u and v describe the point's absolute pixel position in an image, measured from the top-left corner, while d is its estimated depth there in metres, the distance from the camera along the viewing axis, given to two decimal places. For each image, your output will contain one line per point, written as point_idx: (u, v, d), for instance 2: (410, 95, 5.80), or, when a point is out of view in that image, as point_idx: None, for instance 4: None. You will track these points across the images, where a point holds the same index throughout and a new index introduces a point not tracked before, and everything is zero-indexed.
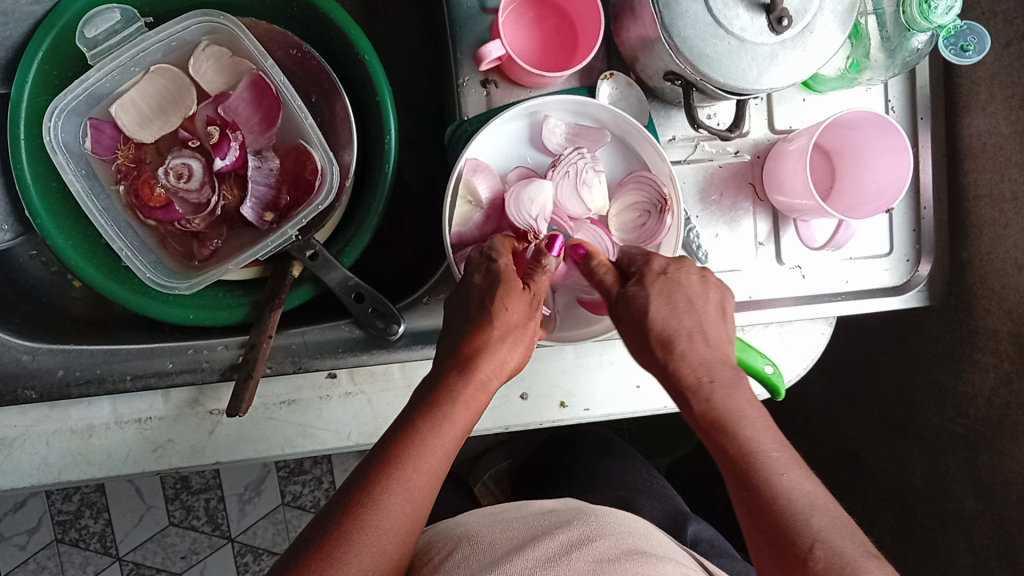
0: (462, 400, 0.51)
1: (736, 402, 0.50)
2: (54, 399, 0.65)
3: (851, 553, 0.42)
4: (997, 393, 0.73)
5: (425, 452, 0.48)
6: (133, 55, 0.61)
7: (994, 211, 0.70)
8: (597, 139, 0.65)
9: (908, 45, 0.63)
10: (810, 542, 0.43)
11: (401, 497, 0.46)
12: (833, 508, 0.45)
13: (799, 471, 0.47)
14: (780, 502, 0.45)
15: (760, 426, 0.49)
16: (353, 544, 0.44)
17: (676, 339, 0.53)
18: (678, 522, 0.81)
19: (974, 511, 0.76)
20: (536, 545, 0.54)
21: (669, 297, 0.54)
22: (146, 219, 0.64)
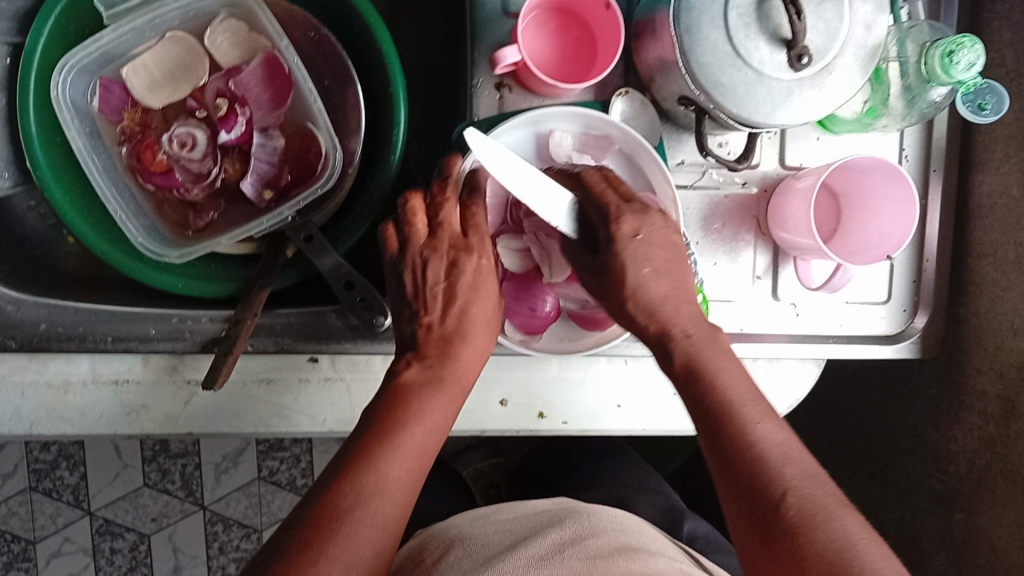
0: (445, 387, 0.53)
1: (712, 354, 0.52)
2: (34, 350, 0.65)
3: (823, 502, 0.44)
4: (978, 455, 0.72)
5: (412, 435, 0.49)
6: (149, 20, 0.61)
7: (996, 272, 0.69)
8: (604, 148, 0.65)
9: (928, 96, 0.62)
10: (782, 490, 0.45)
11: (390, 474, 0.47)
12: (806, 459, 0.47)
13: (773, 424, 0.49)
14: (756, 450, 0.47)
15: (737, 380, 0.51)
16: (356, 513, 0.45)
17: (668, 299, 0.54)
18: (673, 518, 0.82)
19: (943, 569, 0.76)
20: (528, 544, 0.55)
21: (642, 261, 0.54)
22: (144, 183, 0.64)
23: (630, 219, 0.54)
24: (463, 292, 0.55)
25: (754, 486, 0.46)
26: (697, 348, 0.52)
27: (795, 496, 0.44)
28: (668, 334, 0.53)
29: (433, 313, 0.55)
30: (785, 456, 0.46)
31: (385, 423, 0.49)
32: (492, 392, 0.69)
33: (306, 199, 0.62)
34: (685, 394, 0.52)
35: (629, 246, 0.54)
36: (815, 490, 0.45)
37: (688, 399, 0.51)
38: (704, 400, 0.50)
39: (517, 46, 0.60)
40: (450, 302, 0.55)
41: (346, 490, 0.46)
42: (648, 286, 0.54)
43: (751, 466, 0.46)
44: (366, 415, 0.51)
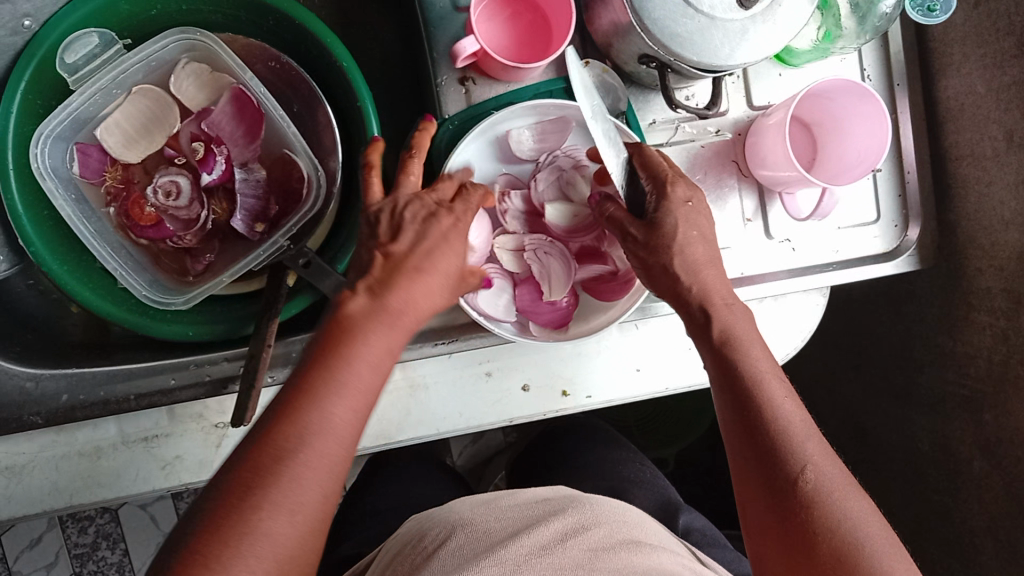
0: (390, 320, 0.50)
1: (738, 324, 0.55)
2: (60, 423, 0.66)
3: (835, 482, 0.47)
4: (995, 351, 0.73)
5: (353, 368, 0.47)
6: (115, 76, 0.62)
7: (977, 170, 0.71)
8: (563, 129, 0.66)
9: (877, 10, 0.64)
10: (801, 466, 0.48)
11: (327, 418, 0.45)
12: (820, 436, 0.50)
13: (792, 402, 0.51)
14: (779, 425, 0.49)
15: (762, 361, 0.53)
16: (296, 454, 0.44)
17: (702, 266, 0.56)
18: (669, 513, 0.82)
19: (981, 471, 0.76)
20: (529, 532, 0.55)
21: (692, 225, 0.57)
22: (137, 238, 0.65)
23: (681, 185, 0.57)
24: (434, 235, 0.53)
25: (771, 457, 0.49)
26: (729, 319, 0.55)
27: (812, 474, 0.47)
28: (704, 307, 0.55)
29: (398, 245, 0.52)
30: (805, 432, 0.49)
31: (326, 355, 0.47)
32: (513, 380, 0.70)
33: (297, 224, 0.64)
34: (711, 362, 0.55)
35: (682, 209, 0.56)
36: (829, 470, 0.48)
37: (713, 366, 0.54)
38: (730, 369, 0.52)
39: (474, 36, 0.61)
40: (418, 240, 0.52)
41: (287, 427, 0.44)
42: (694, 248, 0.56)
43: (772, 440, 0.49)
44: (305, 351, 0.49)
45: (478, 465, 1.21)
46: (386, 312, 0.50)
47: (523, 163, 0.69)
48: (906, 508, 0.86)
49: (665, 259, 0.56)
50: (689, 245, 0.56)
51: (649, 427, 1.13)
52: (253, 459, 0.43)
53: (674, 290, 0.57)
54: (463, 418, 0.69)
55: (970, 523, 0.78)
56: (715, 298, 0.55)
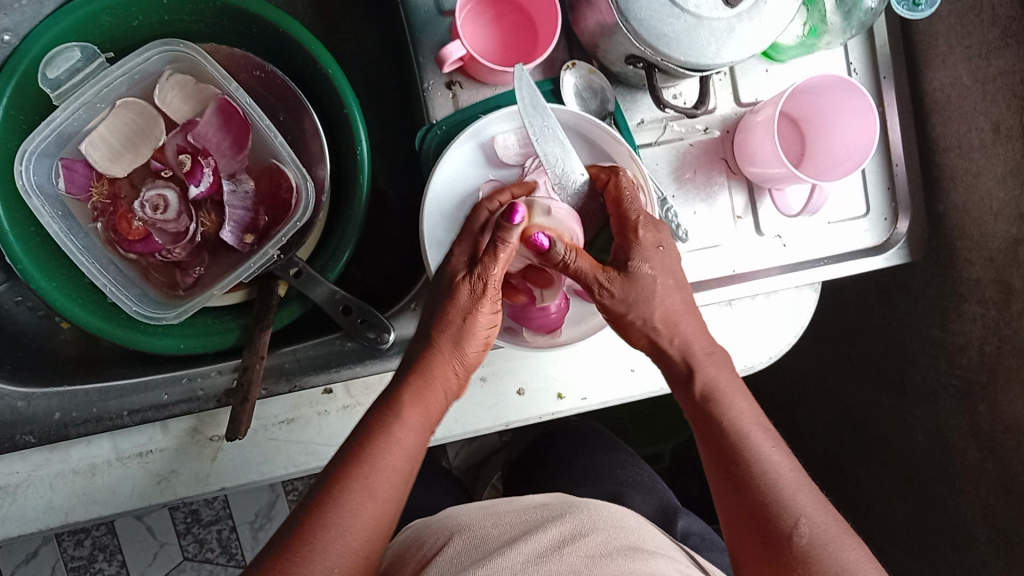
0: (416, 402, 0.56)
1: (718, 376, 0.58)
2: (53, 441, 0.65)
3: (828, 531, 0.49)
4: (986, 340, 0.73)
5: (401, 432, 0.55)
6: (98, 91, 0.62)
7: (965, 161, 0.71)
8: None
9: (862, 4, 0.65)
10: (795, 520, 0.50)
11: (349, 521, 0.49)
12: (805, 483, 0.53)
13: (778, 452, 0.54)
14: (767, 477, 0.52)
15: (744, 411, 0.56)
16: (319, 538, 0.48)
17: (681, 318, 0.59)
18: (667, 516, 0.83)
19: (976, 460, 0.77)
20: (526, 540, 0.55)
21: (668, 272, 0.59)
22: (126, 253, 0.65)
23: (650, 231, 0.59)
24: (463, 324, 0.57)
25: (760, 510, 0.51)
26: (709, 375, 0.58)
27: (805, 525, 0.50)
28: (686, 359, 0.59)
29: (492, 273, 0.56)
30: (793, 484, 0.52)
31: (382, 419, 0.55)
32: (508, 384, 0.70)
33: (287, 233, 0.63)
34: (693, 413, 0.58)
35: (654, 255, 0.58)
36: (824, 522, 0.50)
37: (694, 415, 0.58)
38: (715, 424, 0.56)
39: (461, 41, 0.61)
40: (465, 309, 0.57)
41: (311, 521, 0.49)
42: (671, 297, 0.59)
43: (761, 492, 0.51)
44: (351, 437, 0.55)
45: (474, 466, 1.21)
46: (429, 381, 0.57)
47: (509, 168, 0.67)
48: (902, 498, 0.87)
49: (639, 312, 0.58)
50: (663, 296, 0.58)
51: (643, 424, 1.13)
52: (284, 552, 0.48)
53: (652, 337, 0.59)
54: (458, 425, 0.69)
55: (966, 512, 0.79)
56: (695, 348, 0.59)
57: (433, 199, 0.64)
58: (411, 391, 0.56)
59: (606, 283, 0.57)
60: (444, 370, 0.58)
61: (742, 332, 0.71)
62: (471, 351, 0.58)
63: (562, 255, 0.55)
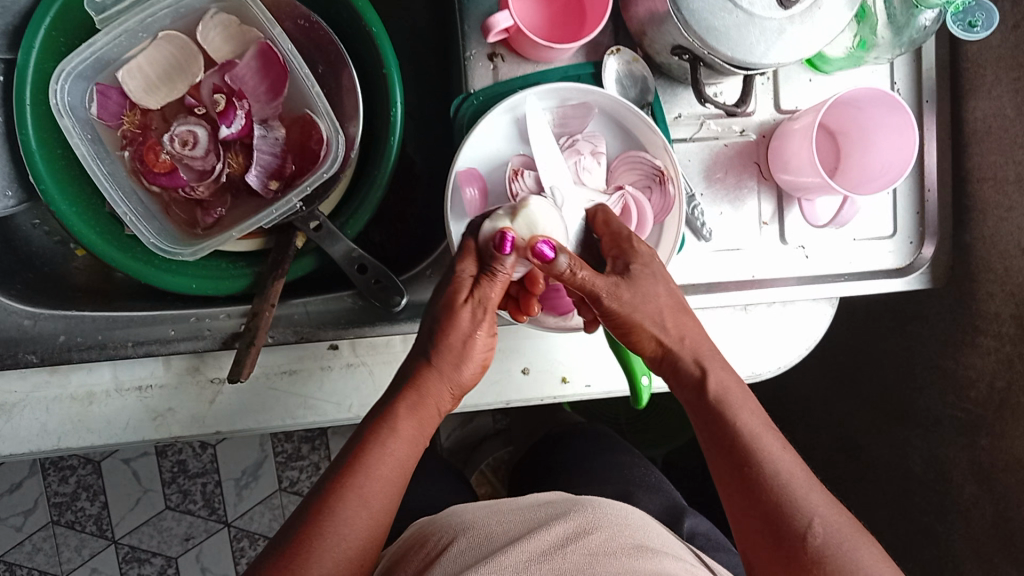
0: (412, 413, 0.55)
1: (727, 390, 0.56)
2: (55, 363, 0.65)
3: (840, 530, 0.50)
4: (997, 377, 0.72)
5: (393, 444, 0.54)
6: (140, 19, 0.61)
7: (998, 194, 0.70)
8: (584, 114, 0.65)
9: (916, 23, 0.64)
10: (808, 520, 0.50)
11: (344, 532, 0.50)
12: (810, 479, 0.52)
13: (787, 452, 0.54)
14: (779, 479, 0.51)
15: (747, 409, 0.55)
16: (315, 549, 0.49)
17: (686, 325, 0.58)
18: (675, 515, 0.84)
19: (973, 497, 0.76)
20: (530, 537, 0.55)
21: (660, 282, 0.57)
22: (149, 184, 0.65)
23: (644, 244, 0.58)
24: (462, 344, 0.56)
25: (774, 509, 0.51)
26: (722, 389, 0.56)
27: (820, 525, 0.50)
28: (698, 362, 0.57)
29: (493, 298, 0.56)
30: (806, 483, 0.52)
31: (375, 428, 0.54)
32: (514, 362, 0.70)
33: (311, 184, 0.63)
34: (699, 418, 0.56)
35: (650, 263, 0.57)
36: (836, 520, 0.50)
37: (704, 424, 0.56)
38: (721, 428, 0.54)
39: (508, 11, 0.60)
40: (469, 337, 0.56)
41: (308, 532, 0.49)
42: (665, 305, 0.57)
43: (774, 492, 0.51)
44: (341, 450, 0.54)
45: (466, 449, 1.20)
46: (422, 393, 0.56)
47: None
48: (893, 528, 0.86)
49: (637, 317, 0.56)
50: (655, 305, 0.57)
51: (639, 428, 1.15)
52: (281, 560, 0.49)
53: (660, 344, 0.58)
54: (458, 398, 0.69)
55: (957, 546, 0.78)
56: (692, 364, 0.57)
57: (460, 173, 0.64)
58: (408, 402, 0.55)
59: (612, 291, 0.55)
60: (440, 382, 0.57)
61: (753, 339, 0.70)
62: (468, 368, 0.58)
63: (566, 268, 0.53)
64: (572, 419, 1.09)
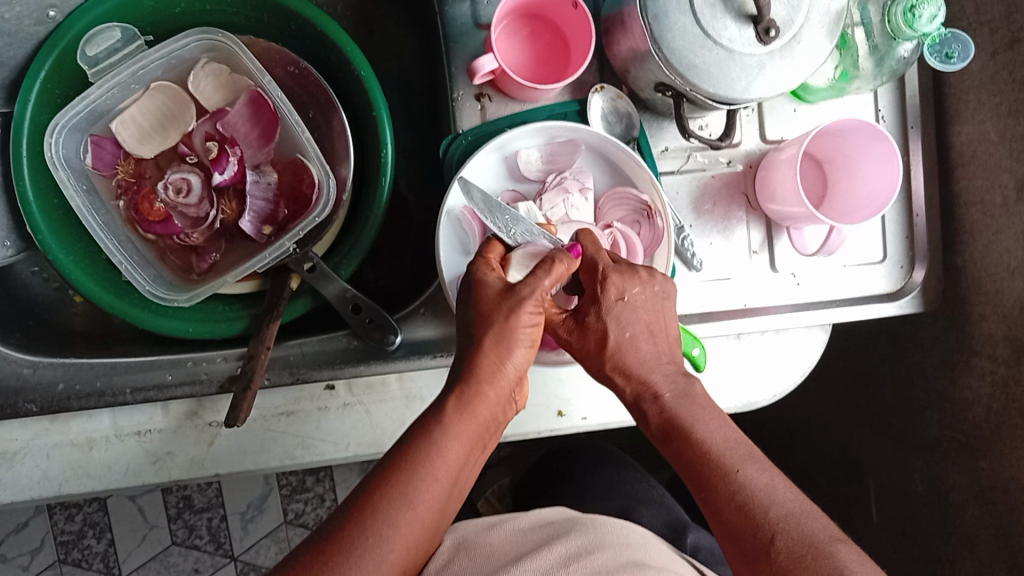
0: (473, 413, 0.54)
1: (690, 411, 0.55)
2: (54, 411, 0.66)
3: (811, 539, 0.47)
4: (993, 399, 0.73)
5: (451, 447, 0.52)
6: (133, 72, 0.62)
7: (986, 217, 0.71)
8: (572, 150, 0.66)
9: (895, 53, 0.64)
10: (771, 534, 0.48)
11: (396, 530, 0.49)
12: (794, 496, 0.50)
13: (756, 464, 0.52)
14: (740, 497, 0.50)
15: (712, 425, 0.54)
16: (358, 548, 0.47)
17: (654, 354, 0.57)
18: (677, 530, 0.84)
19: (974, 519, 0.76)
20: (531, 558, 0.54)
21: (625, 325, 0.57)
22: (144, 233, 0.66)
23: (617, 282, 0.57)
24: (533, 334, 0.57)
25: (739, 526, 0.49)
26: (684, 409, 0.55)
27: (783, 539, 0.47)
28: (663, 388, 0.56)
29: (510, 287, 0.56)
30: (772, 497, 0.49)
31: (429, 435, 0.52)
32: None
33: (305, 228, 0.63)
34: (663, 447, 0.56)
35: (614, 310, 0.57)
36: (806, 529, 0.48)
37: (665, 446, 0.55)
38: (678, 452, 0.54)
39: (493, 54, 0.61)
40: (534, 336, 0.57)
41: (353, 532, 0.48)
42: (635, 347, 0.57)
43: (735, 511, 0.49)
44: (389, 449, 0.53)
45: None
46: (480, 388, 0.54)
47: (530, 182, 0.68)
48: (896, 550, 0.86)
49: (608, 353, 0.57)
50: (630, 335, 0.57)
51: (641, 451, 1.15)
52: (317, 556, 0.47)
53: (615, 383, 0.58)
54: None
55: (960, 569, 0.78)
56: (650, 391, 0.56)
57: (452, 211, 0.64)
58: (464, 399, 0.54)
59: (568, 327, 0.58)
60: (494, 375, 0.55)
61: (745, 368, 0.70)
62: (520, 368, 0.56)
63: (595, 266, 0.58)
64: (574, 438, 1.09)
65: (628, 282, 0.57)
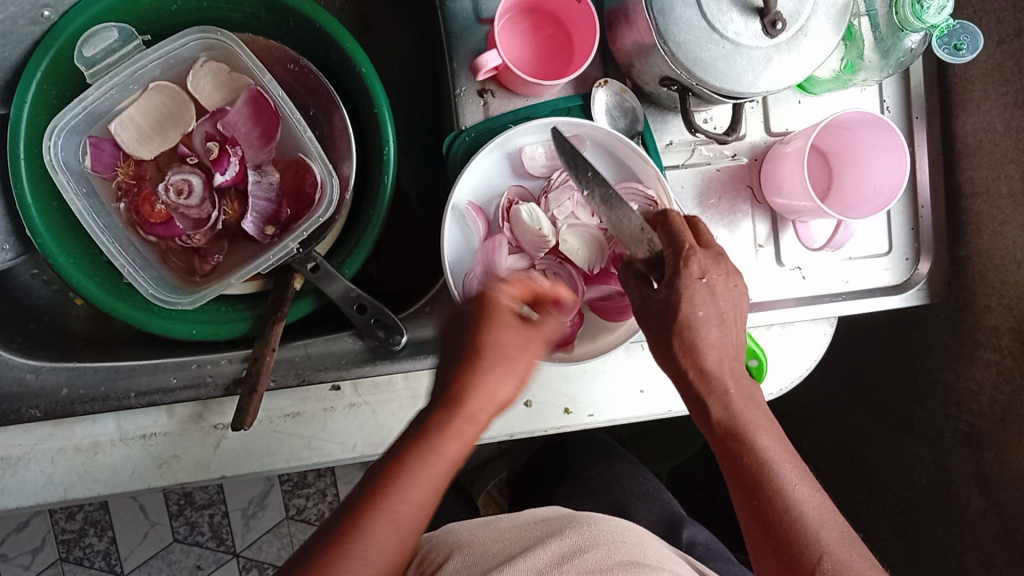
0: None
1: (753, 418, 0.54)
2: (59, 416, 0.65)
3: (853, 565, 0.48)
4: (999, 389, 0.73)
5: None
6: (131, 72, 0.62)
7: (991, 208, 0.70)
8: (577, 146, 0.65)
9: (902, 45, 0.64)
10: (818, 555, 0.48)
11: None
12: (838, 520, 0.51)
13: (806, 480, 0.52)
14: (792, 513, 0.50)
15: (771, 435, 0.54)
16: None
17: (727, 358, 0.55)
18: (673, 526, 0.84)
19: (979, 508, 0.76)
20: (528, 555, 0.54)
21: (703, 307, 0.54)
22: (146, 235, 0.65)
23: (700, 261, 0.54)
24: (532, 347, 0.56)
25: (786, 540, 0.49)
26: (748, 415, 0.54)
27: (829, 561, 0.48)
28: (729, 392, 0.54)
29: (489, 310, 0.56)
30: (821, 520, 0.50)
31: None
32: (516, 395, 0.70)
33: (308, 229, 0.63)
34: (714, 442, 0.55)
35: (694, 286, 0.53)
36: (847, 555, 0.49)
37: (720, 443, 0.54)
38: (737, 453, 0.53)
39: (496, 51, 0.61)
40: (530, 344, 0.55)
41: None
42: (706, 333, 0.54)
43: (787, 526, 0.50)
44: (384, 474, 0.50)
45: (472, 468, 1.21)
46: None
47: (535, 179, 0.67)
48: (901, 539, 0.86)
49: (688, 332, 0.54)
50: (710, 322, 0.54)
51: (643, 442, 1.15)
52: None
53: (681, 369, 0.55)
54: None
55: (965, 558, 0.78)
56: (719, 389, 0.54)
57: (457, 207, 0.63)
58: None
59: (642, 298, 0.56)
60: None
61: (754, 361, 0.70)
62: None
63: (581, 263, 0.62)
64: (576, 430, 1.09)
65: (710, 265, 0.54)
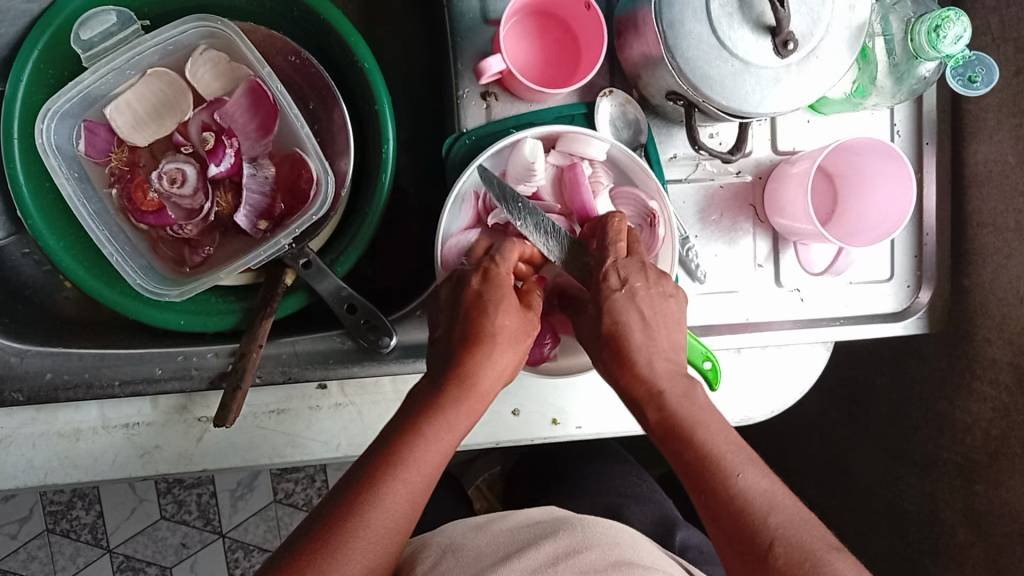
0: (446, 415, 0.51)
1: (693, 414, 0.52)
2: (41, 402, 0.65)
3: (812, 548, 0.44)
4: (994, 424, 0.72)
5: (419, 456, 0.49)
6: (129, 58, 0.60)
7: (997, 240, 0.69)
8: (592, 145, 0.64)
9: (916, 72, 0.62)
10: (768, 540, 0.45)
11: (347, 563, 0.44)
12: (791, 504, 0.47)
13: (758, 470, 0.49)
14: (738, 502, 0.47)
15: (716, 429, 0.51)
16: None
17: (658, 359, 0.54)
18: (667, 528, 0.84)
19: (966, 540, 0.75)
20: (521, 556, 0.54)
21: (630, 313, 0.55)
22: (137, 223, 0.64)
23: (617, 273, 0.56)
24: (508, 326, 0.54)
25: (735, 532, 0.46)
26: (689, 413, 0.52)
27: (782, 545, 0.45)
28: (660, 391, 0.53)
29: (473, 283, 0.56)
30: (771, 503, 0.47)
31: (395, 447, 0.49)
32: (504, 402, 0.69)
33: (301, 226, 0.62)
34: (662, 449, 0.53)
35: (614, 299, 0.55)
36: (804, 537, 0.45)
37: (664, 447, 0.52)
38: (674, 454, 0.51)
39: (500, 56, 0.60)
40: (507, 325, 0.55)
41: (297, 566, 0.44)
42: (630, 333, 0.55)
43: (734, 513, 0.47)
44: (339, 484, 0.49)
45: (462, 462, 1.20)
46: (455, 389, 0.52)
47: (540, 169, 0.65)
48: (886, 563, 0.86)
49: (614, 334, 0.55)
50: (630, 323, 0.55)
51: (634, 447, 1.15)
52: None
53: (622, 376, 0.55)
54: None
55: None
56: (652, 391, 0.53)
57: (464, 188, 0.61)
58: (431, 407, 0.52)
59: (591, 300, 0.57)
60: (471, 376, 0.53)
61: (749, 381, 0.69)
62: (500, 364, 0.54)
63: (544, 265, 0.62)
64: None
65: (632, 273, 0.56)
